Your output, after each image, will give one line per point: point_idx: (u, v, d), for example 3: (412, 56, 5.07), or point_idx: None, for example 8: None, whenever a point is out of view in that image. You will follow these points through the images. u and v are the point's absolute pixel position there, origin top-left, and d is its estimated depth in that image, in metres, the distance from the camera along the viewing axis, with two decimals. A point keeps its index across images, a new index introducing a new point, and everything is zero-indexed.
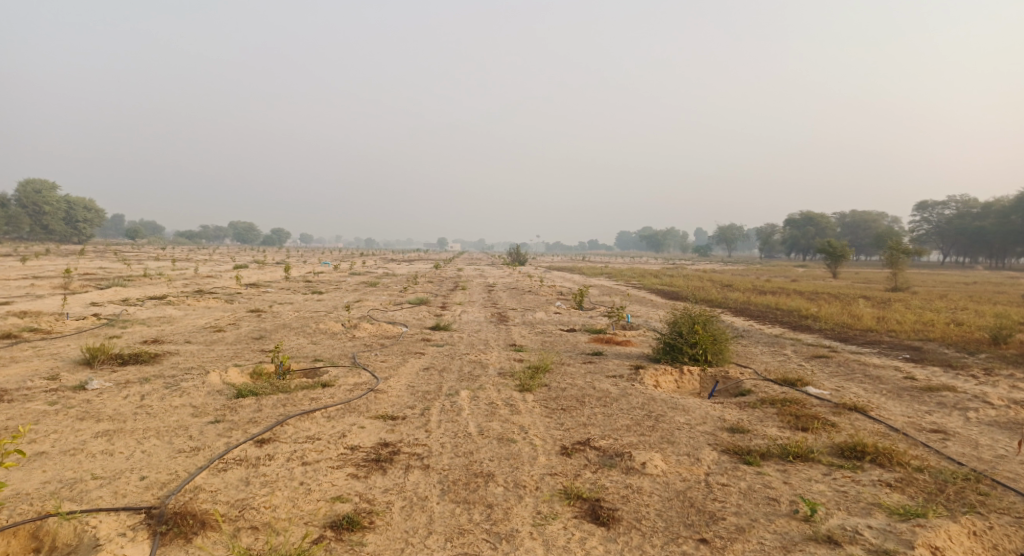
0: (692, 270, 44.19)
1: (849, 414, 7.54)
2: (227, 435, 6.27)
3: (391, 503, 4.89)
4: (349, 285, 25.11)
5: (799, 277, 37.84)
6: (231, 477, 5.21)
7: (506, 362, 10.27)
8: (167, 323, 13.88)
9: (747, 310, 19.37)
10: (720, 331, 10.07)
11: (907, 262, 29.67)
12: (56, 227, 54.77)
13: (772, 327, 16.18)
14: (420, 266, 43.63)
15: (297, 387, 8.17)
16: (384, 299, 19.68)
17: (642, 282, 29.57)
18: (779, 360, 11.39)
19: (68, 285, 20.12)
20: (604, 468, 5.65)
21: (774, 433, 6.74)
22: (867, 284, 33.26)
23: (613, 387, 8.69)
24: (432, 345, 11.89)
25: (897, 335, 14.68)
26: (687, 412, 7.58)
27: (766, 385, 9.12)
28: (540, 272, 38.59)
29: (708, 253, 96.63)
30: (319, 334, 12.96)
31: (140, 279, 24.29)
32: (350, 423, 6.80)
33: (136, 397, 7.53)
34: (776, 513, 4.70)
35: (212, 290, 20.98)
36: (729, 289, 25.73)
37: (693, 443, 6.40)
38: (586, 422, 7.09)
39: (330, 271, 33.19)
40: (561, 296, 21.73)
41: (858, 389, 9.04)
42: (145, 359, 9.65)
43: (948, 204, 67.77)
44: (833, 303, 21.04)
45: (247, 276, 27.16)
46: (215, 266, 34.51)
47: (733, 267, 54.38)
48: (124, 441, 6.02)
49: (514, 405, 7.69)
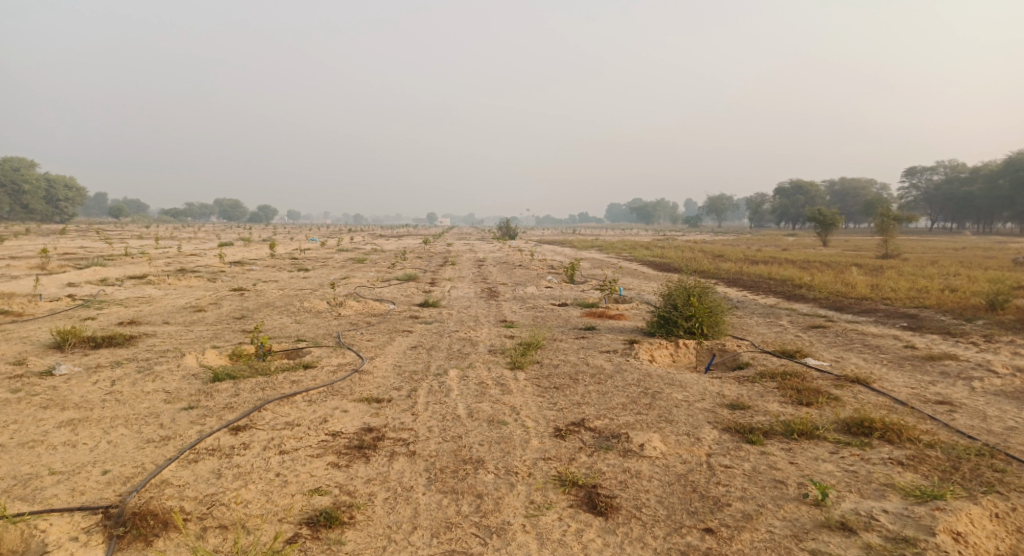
0: (683, 241, 43.98)
1: (852, 387, 7.27)
2: (201, 423, 5.90)
3: (374, 495, 4.57)
4: (336, 261, 24.61)
5: (789, 246, 37.73)
6: (202, 470, 4.86)
7: (497, 339, 9.94)
8: (146, 304, 13.39)
9: (739, 280, 19.10)
10: (716, 303, 9.76)
11: (897, 229, 29.46)
12: (37, 205, 53.44)
13: (766, 297, 15.96)
14: (410, 241, 43.02)
15: (277, 369, 7.79)
16: (371, 276, 19.23)
17: (633, 254, 29.20)
18: (775, 331, 11.14)
19: (44, 265, 19.47)
20: (601, 451, 5.34)
21: (776, 409, 6.46)
22: (857, 251, 33.12)
23: (607, 363, 8.39)
24: (420, 322, 11.53)
25: (892, 302, 14.46)
26: (685, 388, 7.29)
27: (765, 357, 8.84)
28: (530, 246, 38.25)
29: (697, 224, 96.35)
30: (303, 312, 12.55)
31: (120, 258, 23.57)
32: (333, 407, 6.45)
33: (106, 382, 7.12)
34: (784, 497, 4.42)
35: (195, 269, 20.41)
36: (721, 259, 25.51)
37: (692, 421, 6.11)
38: (580, 401, 6.78)
39: (318, 248, 32.65)
40: (552, 270, 21.34)
41: (858, 360, 8.80)
42: (119, 341, 9.21)
43: (937, 170, 67.74)
44: (826, 271, 20.88)
45: (231, 254, 26.52)
46: (200, 244, 33.66)
47: (722, 238, 54.32)
48: (89, 431, 5.64)
49: (505, 384, 7.38)
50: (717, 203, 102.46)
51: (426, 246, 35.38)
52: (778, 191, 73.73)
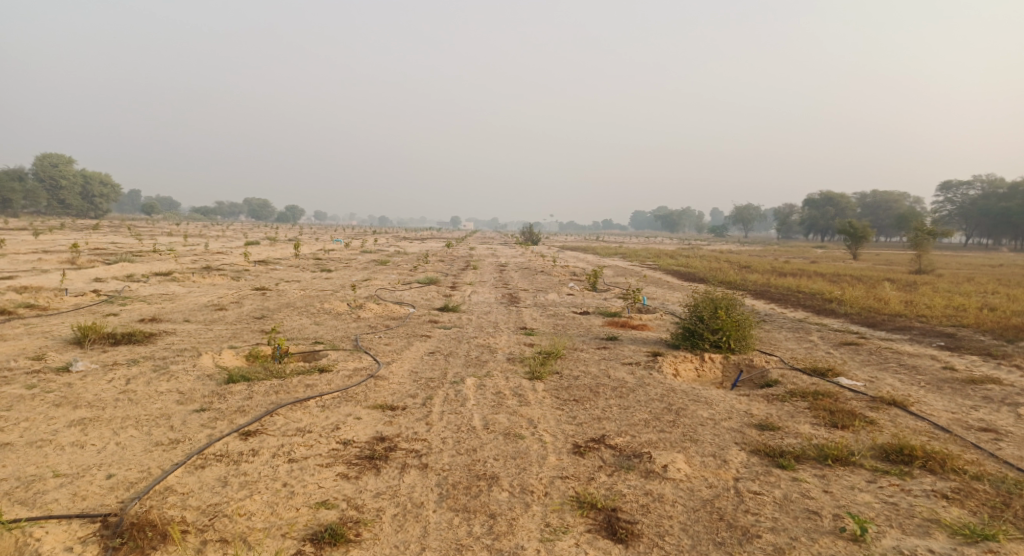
0: (708, 251, 43.23)
1: (889, 410, 6.89)
2: (211, 427, 5.78)
3: (382, 511, 4.40)
4: (358, 263, 24.61)
5: (818, 258, 36.94)
6: (207, 477, 4.74)
7: (516, 347, 9.71)
8: (168, 301, 13.47)
9: (766, 293, 18.61)
10: (744, 316, 9.41)
11: (932, 244, 28.49)
12: (73, 201, 54.82)
13: (795, 311, 15.48)
14: (433, 245, 43.06)
15: (292, 371, 7.66)
16: (392, 278, 19.15)
17: (657, 263, 28.73)
18: (805, 347, 10.73)
19: (74, 259, 19.78)
20: (621, 471, 5.08)
21: (808, 432, 6.12)
22: (889, 265, 32.12)
23: (629, 377, 8.10)
24: (439, 327, 11.36)
25: (929, 320, 13.88)
26: (711, 405, 6.98)
27: (794, 375, 8.46)
28: (553, 252, 37.99)
29: (722, 233, 94.92)
30: (322, 314, 12.48)
31: (148, 255, 23.86)
32: (346, 414, 6.29)
33: (121, 381, 7.06)
34: (818, 531, 4.13)
35: (219, 267, 20.57)
36: (748, 270, 24.97)
37: (718, 442, 5.81)
38: (600, 415, 6.51)
39: (342, 249, 32.81)
40: (574, 277, 21.05)
41: (894, 381, 8.38)
42: (138, 339, 9.19)
43: (973, 184, 65.79)
44: (857, 286, 20.24)
45: (256, 253, 26.72)
46: (227, 243, 34.00)
47: (748, 249, 53.35)
48: (99, 432, 5.56)
49: (523, 395, 7.15)
50: (744, 212, 100.95)
51: (448, 250, 35.30)
52: (807, 201, 72.29)
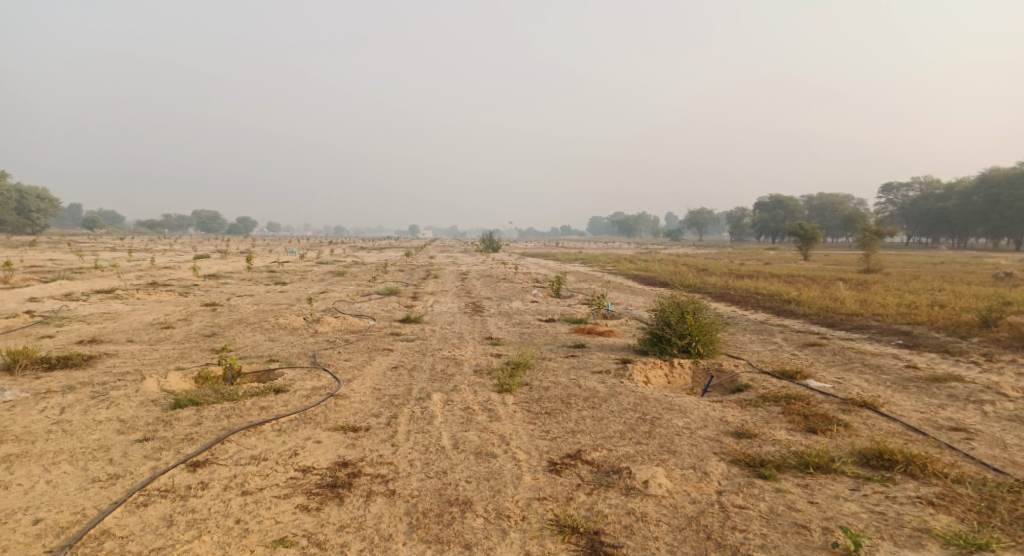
0: (666, 255, 43.79)
1: (860, 412, 6.90)
2: (156, 458, 5.27)
3: (347, 547, 4.08)
4: (315, 275, 23.80)
5: (771, 260, 37.90)
6: (150, 517, 4.28)
7: (482, 359, 9.41)
8: (111, 320, 12.58)
9: (727, 295, 18.79)
10: (711, 320, 9.35)
11: (879, 244, 29.46)
12: (7, 217, 51.73)
13: (756, 313, 15.65)
14: (393, 254, 42.26)
15: (246, 393, 7.16)
16: (351, 290, 18.57)
17: (617, 268, 28.85)
18: (770, 349, 10.76)
19: (7, 278, 18.45)
20: (601, 489, 4.87)
21: (786, 438, 6.04)
22: (838, 265, 33.08)
23: (600, 386, 7.89)
24: (401, 340, 10.95)
25: (884, 319, 14.22)
26: (685, 413, 6.83)
27: (764, 379, 8.43)
28: (514, 259, 37.77)
29: (678, 237, 96.62)
30: (278, 330, 11.90)
31: (90, 271, 22.52)
32: (305, 438, 5.87)
33: (54, 410, 6.41)
34: (810, 547, 4.09)
35: (166, 283, 19.51)
36: (706, 272, 25.30)
37: (697, 452, 5.66)
38: (574, 429, 6.27)
39: (298, 260, 31.86)
40: (537, 284, 20.84)
41: (860, 381, 8.44)
42: (76, 363, 8.47)
43: (912, 185, 68.85)
44: (813, 286, 20.69)
45: (206, 267, 25.53)
46: (176, 257, 32.50)
47: (703, 253, 54.41)
48: (27, 469, 4.96)
49: (493, 410, 6.84)
50: (698, 216, 103.14)
51: (407, 259, 34.71)
52: (758, 205, 74.16)
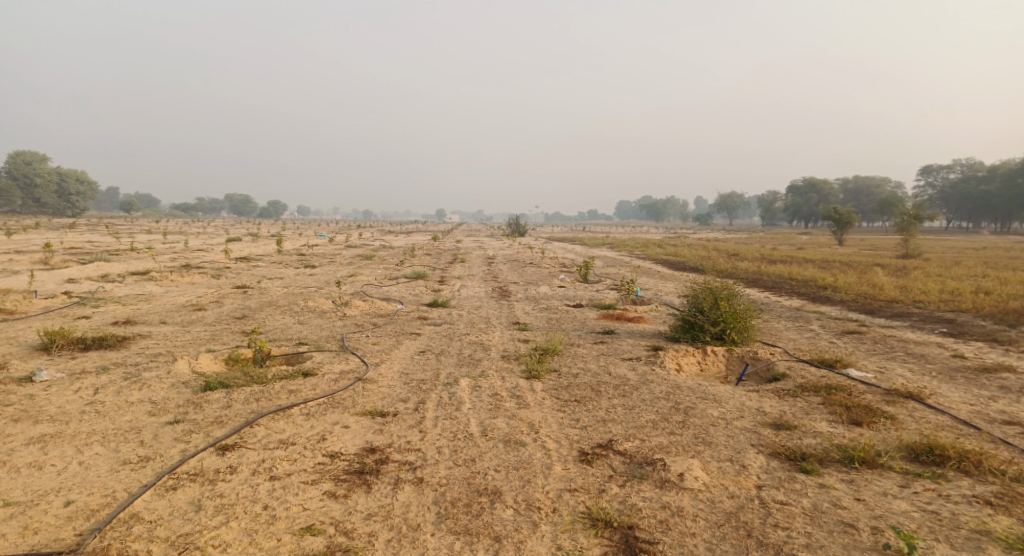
0: (695, 239, 43.09)
1: (906, 404, 6.59)
2: (185, 441, 5.27)
3: (375, 537, 4.01)
4: (343, 258, 23.96)
5: (804, 245, 36.90)
6: (178, 501, 4.26)
7: (510, 344, 9.28)
8: (145, 302, 12.78)
9: (760, 281, 18.33)
10: (746, 307, 9.03)
11: (918, 228, 28.42)
12: (48, 200, 53.27)
13: (791, 299, 15.21)
14: (419, 238, 42.42)
15: (274, 376, 7.16)
16: (379, 274, 18.60)
17: (646, 252, 28.44)
18: (807, 337, 10.41)
19: (47, 260, 18.96)
20: (634, 481, 4.73)
21: (827, 430, 5.82)
22: (873, 250, 32.09)
23: (631, 373, 7.70)
24: (429, 324, 10.89)
25: (925, 306, 13.67)
26: (720, 403, 6.61)
27: (802, 368, 8.14)
28: (539, 243, 37.53)
29: (707, 222, 94.95)
30: (307, 313, 11.95)
31: (126, 253, 23.00)
32: (333, 422, 5.82)
33: (88, 391, 6.47)
34: (859, 548, 3.96)
35: (199, 265, 19.82)
36: (737, 258, 24.75)
37: (733, 443, 5.47)
38: (605, 417, 6.12)
39: (327, 244, 32.16)
40: (564, 269, 20.60)
41: (904, 371, 8.10)
42: (111, 343, 8.59)
43: (953, 168, 66.36)
44: (849, 272, 20.05)
45: (236, 250, 25.87)
46: (208, 240, 33.06)
47: (733, 238, 53.32)
48: (61, 450, 4.99)
49: (522, 397, 6.72)
50: (728, 200, 101.28)
51: (434, 243, 34.74)
52: (791, 188, 72.38)
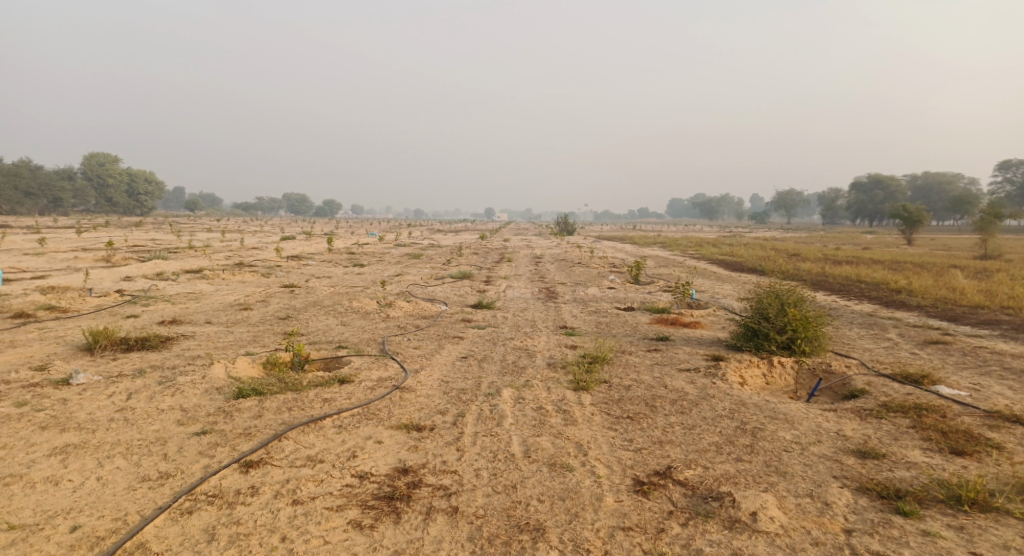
0: (752, 238, 41.23)
1: (1013, 430, 5.69)
2: (210, 455, 4.96)
3: None
4: (391, 257, 23.86)
5: (870, 244, 34.71)
6: (192, 528, 3.97)
7: (557, 351, 8.71)
8: (194, 301, 12.82)
9: (825, 283, 17.09)
10: (816, 314, 8.18)
11: (1000, 228, 26.11)
12: (119, 199, 56.00)
13: (861, 304, 14.04)
14: (467, 237, 42.16)
15: (309, 383, 6.82)
16: (425, 273, 18.32)
17: (700, 252, 27.28)
18: (885, 347, 9.43)
19: (110, 257, 19.54)
20: (698, 520, 4.13)
21: (922, 460, 5.03)
22: (946, 251, 29.83)
23: (689, 387, 7.01)
24: (472, 328, 10.44)
25: (1017, 313, 12.34)
26: (794, 424, 5.86)
27: (884, 384, 7.26)
28: (588, 242, 36.66)
29: (763, 221, 91.37)
30: (349, 314, 11.69)
31: (184, 251, 23.56)
32: (365, 437, 5.41)
33: (121, 397, 6.29)
34: None
35: (251, 264, 20.04)
36: (799, 258, 23.40)
37: (813, 474, 4.75)
38: (662, 439, 5.48)
39: (377, 242, 32.26)
40: (615, 269, 19.82)
41: (1004, 389, 7.12)
42: (152, 344, 8.48)
43: None
44: (925, 274, 18.51)
45: (289, 248, 26.18)
46: (264, 238, 33.70)
47: (791, 237, 50.83)
48: (82, 462, 4.77)
49: (569, 412, 6.15)
50: (787, 197, 97.27)
51: (482, 242, 34.41)
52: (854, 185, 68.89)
